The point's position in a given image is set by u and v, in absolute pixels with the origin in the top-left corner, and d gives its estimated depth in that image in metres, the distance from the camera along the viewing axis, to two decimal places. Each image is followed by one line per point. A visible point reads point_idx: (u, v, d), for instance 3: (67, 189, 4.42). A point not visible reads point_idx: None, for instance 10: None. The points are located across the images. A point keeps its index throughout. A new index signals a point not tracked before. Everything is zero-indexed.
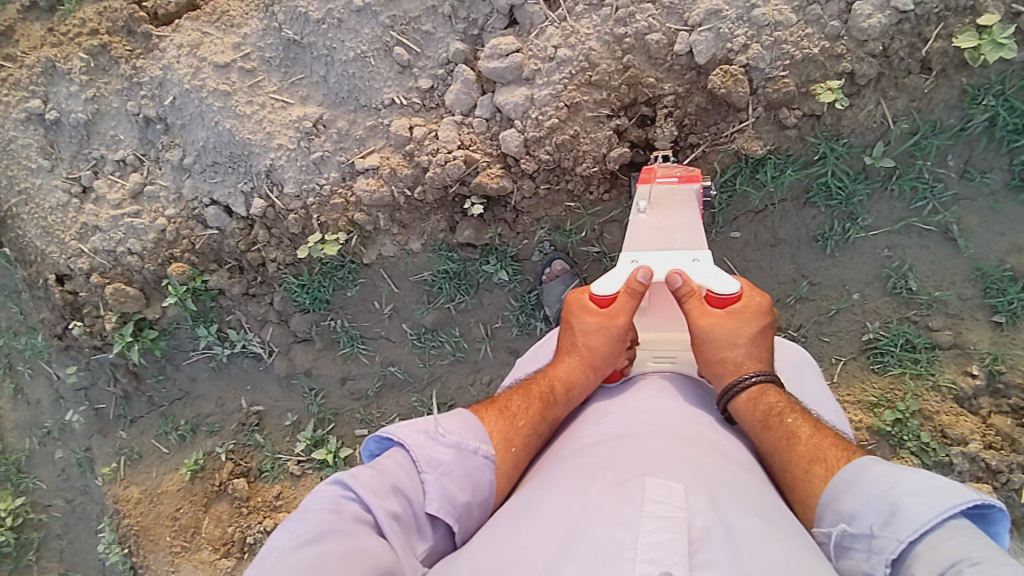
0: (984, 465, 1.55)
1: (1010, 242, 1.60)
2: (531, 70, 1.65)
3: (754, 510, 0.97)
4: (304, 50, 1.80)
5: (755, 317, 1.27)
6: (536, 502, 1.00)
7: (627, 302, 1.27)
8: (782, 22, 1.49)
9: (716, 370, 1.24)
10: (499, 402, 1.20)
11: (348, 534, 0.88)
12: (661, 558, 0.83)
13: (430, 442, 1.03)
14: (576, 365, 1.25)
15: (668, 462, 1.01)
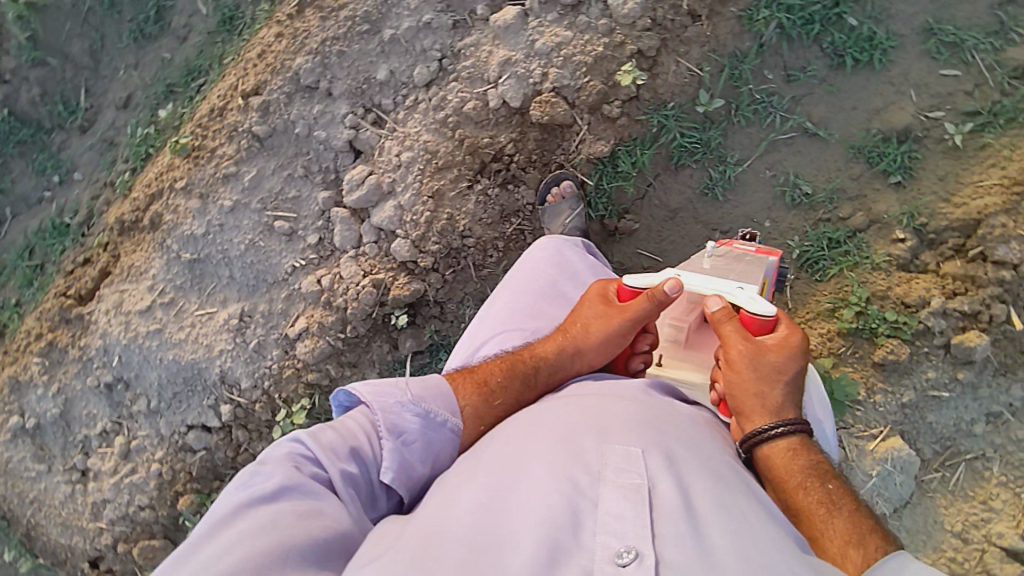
0: (960, 313, 1.55)
1: (864, 110, 1.66)
2: (388, 184, 1.81)
3: (707, 466, 1.00)
4: (205, 263, 1.97)
5: (797, 359, 1.19)
6: (488, 462, 1.02)
7: (642, 305, 1.27)
8: (562, 42, 1.69)
9: (750, 406, 1.17)
10: (480, 374, 1.27)
11: (311, 492, 0.97)
12: (621, 533, 0.86)
13: (395, 411, 1.12)
14: (570, 349, 1.31)
15: (626, 426, 1.04)
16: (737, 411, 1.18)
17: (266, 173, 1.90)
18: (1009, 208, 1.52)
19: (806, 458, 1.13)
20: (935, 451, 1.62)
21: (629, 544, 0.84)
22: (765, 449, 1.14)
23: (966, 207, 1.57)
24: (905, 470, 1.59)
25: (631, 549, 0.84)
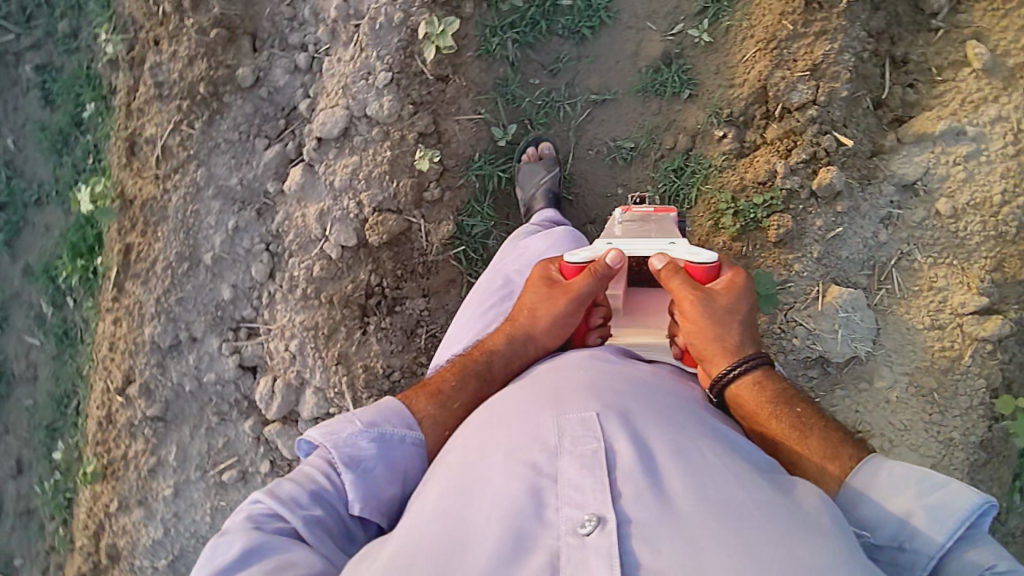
0: (804, 162, 1.67)
1: (627, 59, 1.79)
2: (295, 378, 1.78)
3: (661, 412, 1.02)
4: (184, 559, 1.84)
5: (746, 297, 1.23)
6: (453, 464, 1.00)
7: (586, 282, 1.24)
8: (355, 167, 1.70)
9: (711, 350, 1.20)
10: (433, 383, 1.20)
11: (279, 552, 0.92)
12: (583, 502, 0.87)
13: (348, 441, 1.05)
14: (523, 336, 1.26)
15: (581, 392, 1.03)
16: (700, 359, 1.21)
17: (186, 441, 1.84)
18: (775, 61, 1.67)
19: (771, 387, 1.17)
20: (868, 277, 1.72)
21: (592, 514, 0.86)
22: (732, 389, 1.17)
23: (748, 83, 1.71)
24: (858, 307, 1.68)
25: (592, 517, 0.85)
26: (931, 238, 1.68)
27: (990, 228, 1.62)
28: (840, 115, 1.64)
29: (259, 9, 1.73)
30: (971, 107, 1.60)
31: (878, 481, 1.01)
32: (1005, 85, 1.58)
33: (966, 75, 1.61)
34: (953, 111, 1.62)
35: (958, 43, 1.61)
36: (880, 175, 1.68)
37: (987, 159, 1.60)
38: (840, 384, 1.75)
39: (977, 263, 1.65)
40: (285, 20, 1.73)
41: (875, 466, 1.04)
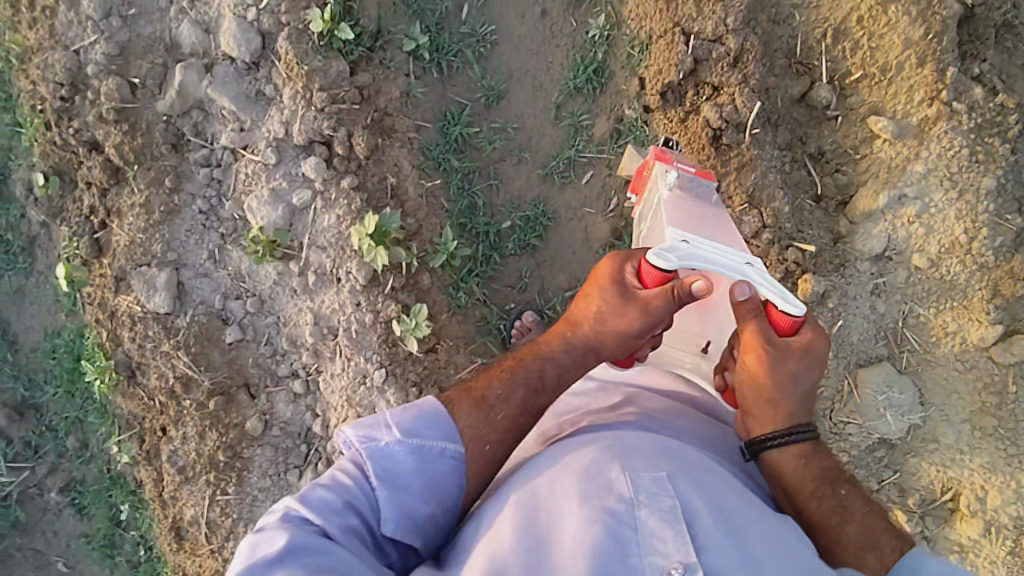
0: (780, 279, 1.74)
1: (581, 247, 1.88)
2: None
3: (723, 480, 1.12)
4: None
5: (817, 364, 1.23)
6: (529, 503, 1.05)
7: (661, 302, 1.28)
8: None
9: (760, 410, 1.26)
10: (478, 391, 1.25)
11: (320, 547, 0.98)
12: (664, 553, 0.95)
13: (375, 447, 1.10)
14: (580, 344, 1.37)
15: (648, 451, 1.12)
16: (745, 410, 1.29)
17: None
18: None
19: (808, 456, 1.23)
20: (886, 347, 1.77)
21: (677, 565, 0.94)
22: (770, 455, 1.24)
23: None
24: (893, 384, 1.73)
25: (679, 565, 0.94)
26: (923, 291, 1.73)
27: (972, 265, 1.68)
28: (791, 226, 1.73)
29: (242, 361, 1.79)
30: (899, 172, 1.69)
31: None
32: (918, 142, 1.67)
33: (880, 146, 1.70)
34: (886, 181, 1.71)
35: (860, 122, 1.71)
36: (851, 258, 1.75)
37: (937, 208, 1.68)
38: (912, 452, 1.77)
39: (976, 297, 1.69)
40: (268, 359, 1.80)
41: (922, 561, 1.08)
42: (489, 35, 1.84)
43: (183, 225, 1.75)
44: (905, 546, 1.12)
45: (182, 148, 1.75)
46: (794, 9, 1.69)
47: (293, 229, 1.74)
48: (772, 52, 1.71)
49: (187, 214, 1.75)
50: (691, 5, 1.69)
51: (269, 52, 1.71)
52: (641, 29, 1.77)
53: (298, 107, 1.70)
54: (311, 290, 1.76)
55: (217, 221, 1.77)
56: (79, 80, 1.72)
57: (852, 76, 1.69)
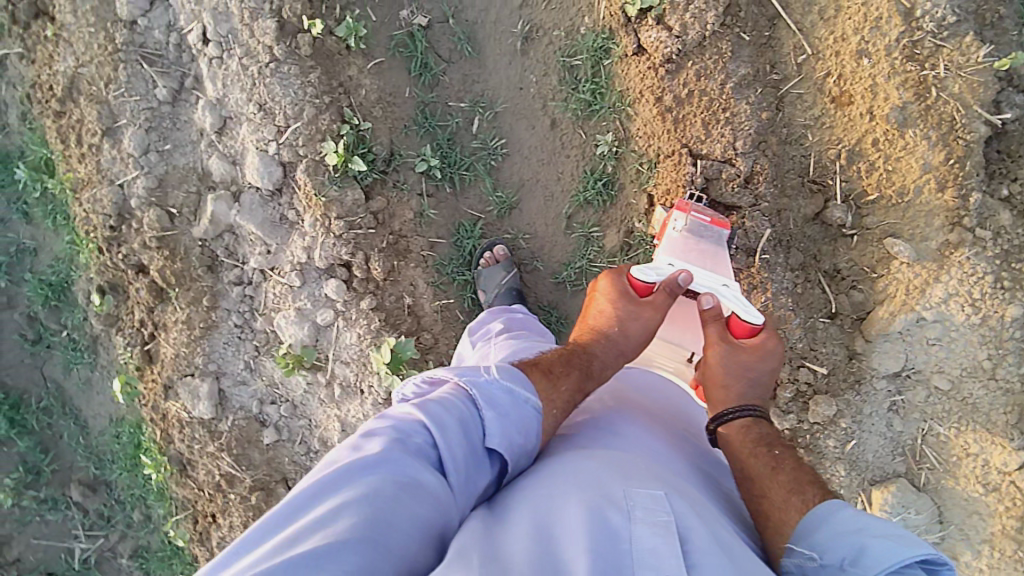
0: (793, 394, 1.73)
1: None
2: None
3: (714, 520, 1.03)
4: None
5: (772, 360, 1.39)
6: (519, 510, 0.96)
7: (661, 300, 1.43)
8: None
9: (717, 392, 1.38)
10: (543, 363, 1.24)
11: (403, 468, 0.90)
12: (659, 567, 0.85)
13: (489, 385, 1.05)
14: (615, 348, 1.39)
15: (645, 476, 1.05)
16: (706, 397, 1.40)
17: None
18: None
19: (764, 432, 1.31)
20: (904, 462, 1.74)
21: None
22: (722, 433, 1.33)
23: None
24: (909, 504, 1.71)
25: None
26: (943, 410, 1.69)
27: (995, 390, 1.63)
28: (804, 345, 1.70)
29: (280, 459, 1.96)
30: (917, 293, 1.64)
31: (837, 516, 1.08)
32: (939, 267, 1.61)
33: (898, 267, 1.65)
34: (903, 303, 1.65)
35: (876, 242, 1.67)
36: (867, 375, 1.71)
37: (957, 332, 1.62)
38: None
39: (999, 421, 1.64)
40: (303, 457, 1.95)
41: (838, 505, 1.11)
42: (500, 148, 1.86)
43: (221, 338, 1.90)
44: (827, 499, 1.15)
45: (217, 268, 1.88)
46: (806, 129, 1.66)
47: (319, 344, 1.86)
48: (784, 173, 1.67)
49: (224, 327, 1.90)
50: (700, 126, 1.66)
51: (290, 181, 1.80)
52: (650, 147, 1.75)
53: (319, 235, 1.79)
54: (336, 400, 1.88)
55: (251, 333, 1.90)
56: (126, 210, 1.85)
57: (867, 196, 1.64)
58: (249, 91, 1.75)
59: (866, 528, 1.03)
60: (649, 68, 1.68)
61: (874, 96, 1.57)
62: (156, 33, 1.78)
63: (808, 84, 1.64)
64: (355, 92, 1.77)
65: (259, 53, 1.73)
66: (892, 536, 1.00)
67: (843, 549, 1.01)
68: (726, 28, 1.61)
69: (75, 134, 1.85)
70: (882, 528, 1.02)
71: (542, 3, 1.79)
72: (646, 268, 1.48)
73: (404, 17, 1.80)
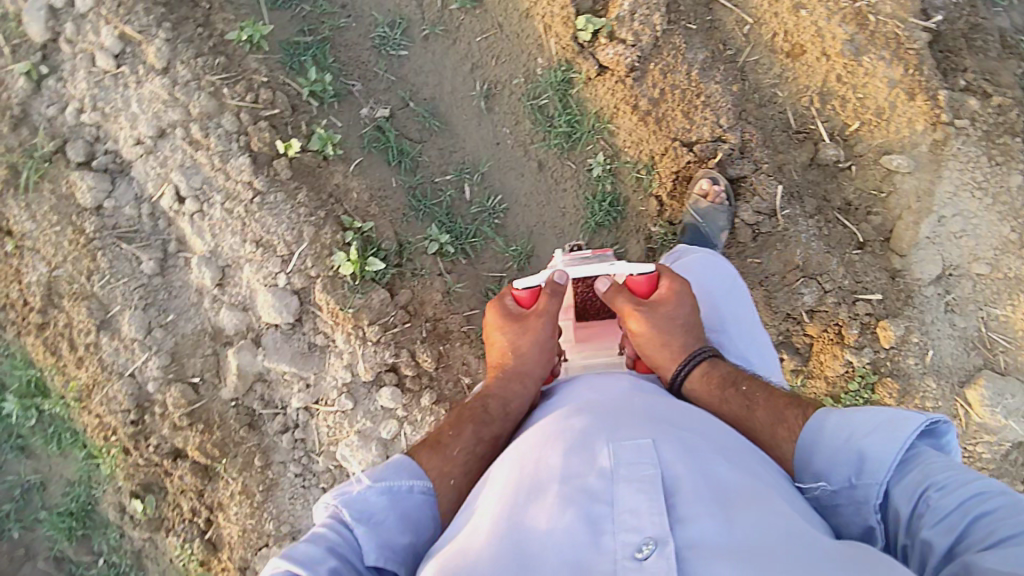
0: (862, 331, 1.74)
1: None
2: None
3: (707, 441, 1.02)
4: None
5: (684, 298, 1.32)
6: (506, 485, 0.97)
7: (548, 303, 1.31)
8: None
9: (658, 354, 1.29)
10: (430, 437, 1.20)
11: None
12: (640, 525, 0.83)
13: (358, 497, 1.03)
14: (515, 376, 1.28)
15: (634, 419, 1.03)
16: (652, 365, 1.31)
17: None
18: (765, 287, 1.76)
19: (726, 367, 1.29)
20: (980, 354, 1.77)
21: (646, 536, 0.82)
22: (689, 387, 1.27)
23: (773, 310, 1.76)
24: (1004, 390, 1.73)
25: (652, 540, 0.81)
26: (993, 293, 1.75)
27: None
28: (851, 281, 1.74)
29: None
30: (928, 197, 1.72)
31: (828, 428, 1.09)
32: (936, 167, 1.71)
33: (901, 180, 1.74)
34: (920, 209, 1.73)
35: (874, 165, 1.76)
36: (915, 287, 1.76)
37: (978, 218, 1.71)
38: None
39: None
40: None
41: (824, 415, 1.11)
42: (498, 206, 1.84)
43: (286, 495, 1.74)
44: (810, 409, 1.16)
45: (258, 423, 1.75)
46: (775, 88, 1.77)
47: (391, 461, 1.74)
48: (769, 133, 1.77)
49: (285, 483, 1.75)
50: (682, 118, 1.75)
51: (309, 306, 1.72)
52: (641, 153, 1.80)
53: (356, 348, 1.71)
54: None
55: (315, 477, 1.76)
56: (146, 399, 1.73)
57: (851, 127, 1.75)
58: (241, 232, 1.70)
59: (856, 432, 1.04)
60: (616, 82, 1.77)
61: (822, 38, 1.71)
62: (126, 210, 1.72)
63: (760, 49, 1.77)
64: (347, 198, 1.75)
65: (240, 192, 1.70)
66: (881, 428, 1.02)
67: (850, 467, 1.03)
68: (673, 24, 1.73)
69: (67, 340, 1.72)
70: (870, 424, 1.04)
71: (491, 60, 1.84)
72: (525, 280, 1.39)
73: (366, 113, 1.80)
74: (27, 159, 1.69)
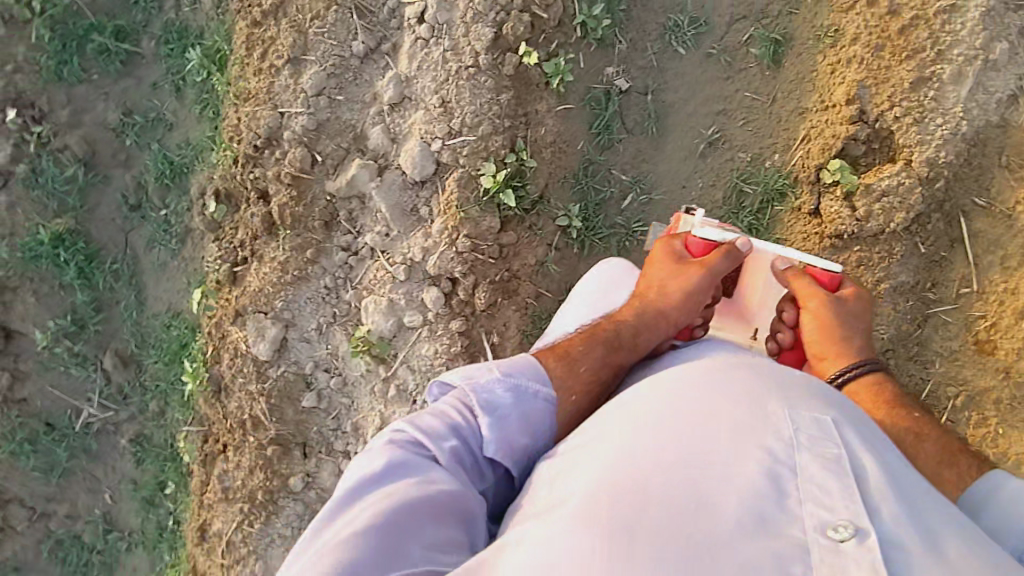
0: None
1: None
2: None
3: (877, 433, 1.04)
4: None
5: (860, 302, 1.45)
6: (674, 406, 1.01)
7: (720, 261, 1.47)
8: None
9: (833, 350, 1.41)
10: (561, 347, 1.31)
11: (418, 466, 1.07)
12: (832, 508, 0.87)
13: (486, 387, 1.16)
14: (656, 310, 1.40)
15: (805, 389, 1.03)
16: (814, 356, 1.43)
17: None
18: None
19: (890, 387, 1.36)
20: None
21: (837, 518, 0.86)
22: (850, 390, 1.37)
23: None
24: None
25: (848, 523, 0.85)
26: None
27: None
28: None
29: (309, 424, 1.99)
30: None
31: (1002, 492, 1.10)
32: None
33: None
34: None
35: None
36: None
37: None
38: None
39: None
40: (330, 432, 1.98)
41: (1003, 479, 1.13)
42: (640, 234, 1.83)
43: (307, 292, 1.93)
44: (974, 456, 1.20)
45: (332, 227, 1.90)
46: (936, 357, 1.65)
47: (394, 341, 1.88)
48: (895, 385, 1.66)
49: (314, 284, 1.92)
50: None
51: (438, 180, 1.81)
52: None
53: (441, 243, 1.80)
54: (387, 399, 1.90)
55: (336, 300, 1.92)
56: (275, 138, 1.89)
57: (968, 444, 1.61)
58: (439, 83, 1.77)
59: None
60: (817, 234, 1.69)
61: (1017, 358, 1.57)
62: None
63: (960, 317, 1.64)
64: (535, 127, 1.77)
65: (465, 53, 1.75)
66: None
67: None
68: (907, 232, 1.63)
69: (263, 50, 1.89)
70: None
71: (741, 120, 1.78)
72: (702, 233, 1.53)
73: (608, 74, 1.80)
74: None
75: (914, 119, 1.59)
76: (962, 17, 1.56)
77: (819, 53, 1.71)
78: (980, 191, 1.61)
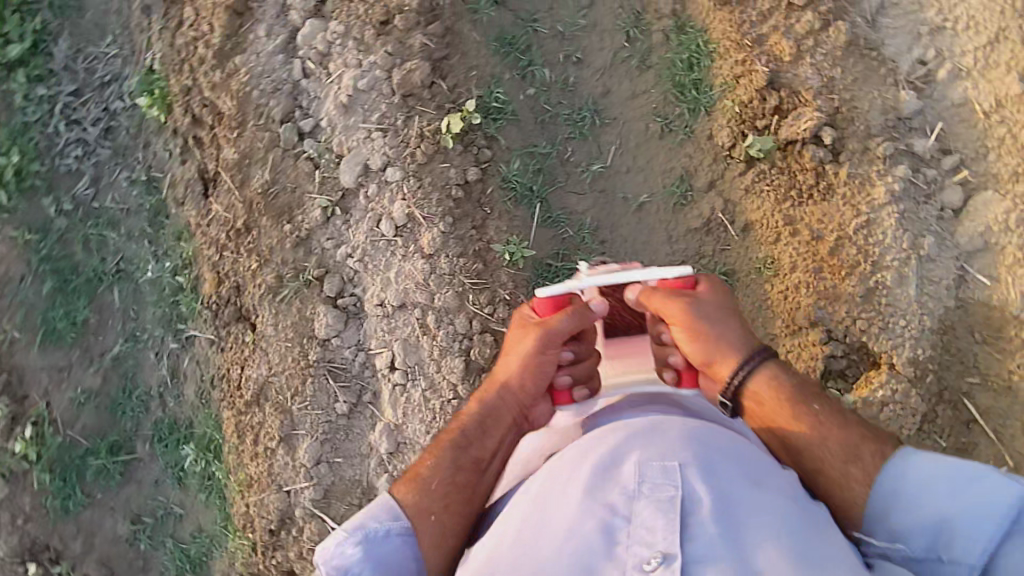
0: None
1: None
2: None
3: (734, 460, 1.21)
4: None
5: (723, 298, 1.53)
6: (554, 484, 1.24)
7: (558, 319, 1.50)
8: None
9: (717, 360, 1.49)
10: (415, 470, 1.47)
11: None
12: (653, 544, 1.10)
13: (336, 553, 1.28)
14: (501, 393, 1.53)
15: (656, 441, 1.23)
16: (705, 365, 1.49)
17: None
18: None
19: (787, 380, 1.49)
20: None
21: (652, 555, 1.08)
22: (749, 394, 1.49)
23: None
24: None
25: (657, 557, 1.08)
26: None
27: None
28: None
29: None
30: None
31: (910, 480, 1.34)
32: None
33: None
34: None
35: None
36: None
37: None
38: None
39: None
40: None
41: (907, 464, 1.36)
42: None
43: None
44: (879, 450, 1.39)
45: None
46: None
47: None
48: None
49: None
50: None
51: None
52: None
53: None
54: None
55: None
56: (288, 516, 1.91)
57: None
58: (427, 423, 1.83)
59: (944, 496, 1.30)
60: None
61: None
62: (346, 351, 1.90)
63: None
64: None
65: (443, 388, 1.82)
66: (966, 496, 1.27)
67: (937, 537, 1.29)
68: (922, 434, 1.68)
69: (253, 435, 1.93)
70: (954, 491, 1.29)
71: None
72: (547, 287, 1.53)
73: None
74: (294, 276, 1.92)
75: (879, 328, 1.68)
76: (881, 227, 1.68)
77: (766, 284, 1.82)
78: (970, 372, 1.68)
